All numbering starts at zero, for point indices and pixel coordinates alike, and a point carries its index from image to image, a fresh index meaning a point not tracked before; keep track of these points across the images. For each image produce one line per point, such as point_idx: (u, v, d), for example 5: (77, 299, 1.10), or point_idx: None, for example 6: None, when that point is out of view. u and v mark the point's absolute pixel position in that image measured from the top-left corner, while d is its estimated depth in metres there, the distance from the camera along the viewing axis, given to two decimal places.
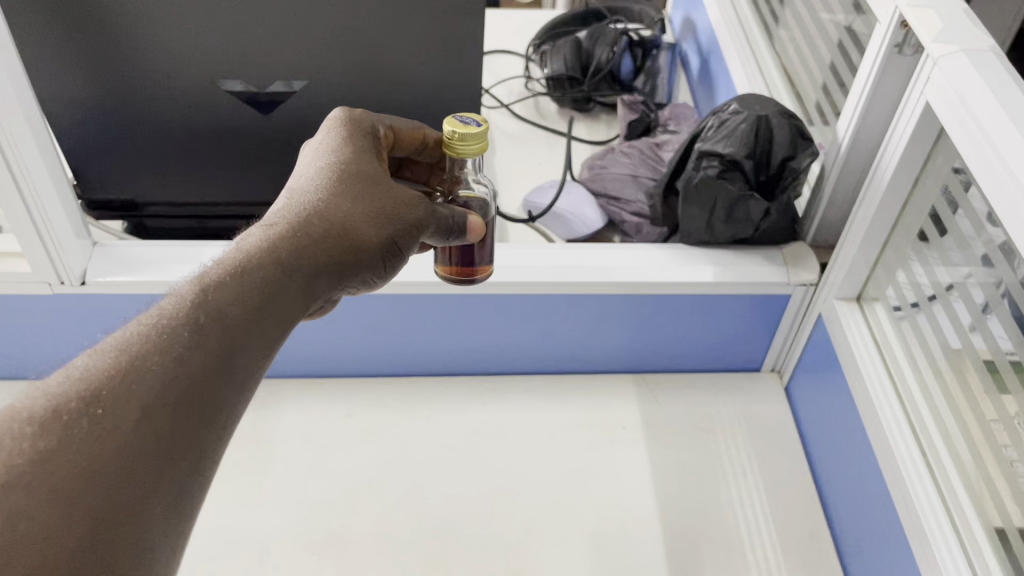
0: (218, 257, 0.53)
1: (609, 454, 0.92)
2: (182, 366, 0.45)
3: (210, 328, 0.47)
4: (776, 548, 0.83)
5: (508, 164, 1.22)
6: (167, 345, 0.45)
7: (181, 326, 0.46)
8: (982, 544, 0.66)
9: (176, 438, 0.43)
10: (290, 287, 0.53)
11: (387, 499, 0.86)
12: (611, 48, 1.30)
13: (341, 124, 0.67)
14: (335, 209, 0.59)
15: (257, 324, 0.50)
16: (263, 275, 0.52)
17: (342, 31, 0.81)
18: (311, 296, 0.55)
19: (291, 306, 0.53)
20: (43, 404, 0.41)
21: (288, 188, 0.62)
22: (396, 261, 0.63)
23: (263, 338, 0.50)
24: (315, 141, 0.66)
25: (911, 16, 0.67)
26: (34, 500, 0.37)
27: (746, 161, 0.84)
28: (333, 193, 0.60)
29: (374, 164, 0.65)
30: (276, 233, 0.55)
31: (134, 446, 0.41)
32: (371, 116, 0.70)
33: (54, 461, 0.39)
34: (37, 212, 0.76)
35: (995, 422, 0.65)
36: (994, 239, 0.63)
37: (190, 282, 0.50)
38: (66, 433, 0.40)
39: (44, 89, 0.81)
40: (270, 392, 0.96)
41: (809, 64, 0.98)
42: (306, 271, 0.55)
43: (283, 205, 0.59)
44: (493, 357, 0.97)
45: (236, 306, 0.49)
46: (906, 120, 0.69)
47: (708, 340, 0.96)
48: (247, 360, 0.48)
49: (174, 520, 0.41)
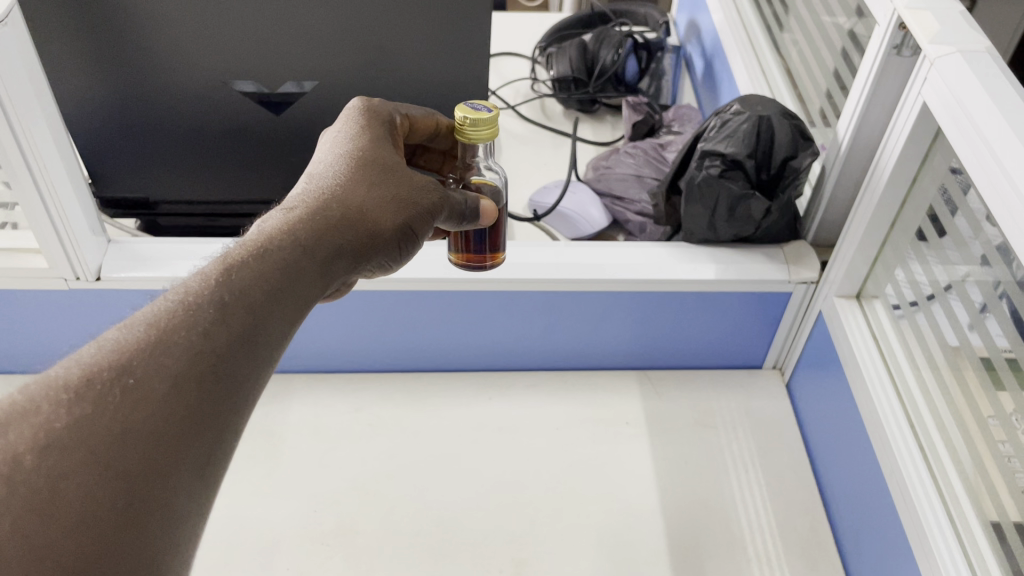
0: (241, 238, 0.55)
1: (612, 448, 0.93)
2: (207, 341, 0.46)
3: (233, 305, 0.49)
4: (776, 541, 0.85)
5: (514, 165, 1.24)
6: (193, 320, 0.47)
7: (206, 303, 0.48)
8: (979, 539, 0.67)
9: (203, 409, 0.44)
10: (310, 269, 0.55)
11: (394, 491, 0.88)
12: (616, 50, 1.32)
13: (358, 114, 0.69)
14: (352, 194, 0.61)
15: (278, 303, 0.51)
16: (283, 257, 0.53)
17: (352, 33, 0.83)
18: (329, 278, 0.57)
19: (310, 286, 0.54)
20: (76, 373, 0.43)
21: (308, 174, 0.63)
22: (413, 245, 0.65)
23: (284, 317, 0.51)
24: (333, 130, 0.68)
25: (909, 18, 0.68)
26: (70, 463, 0.39)
27: (748, 161, 0.85)
28: (350, 179, 0.62)
29: (390, 152, 0.66)
30: (296, 216, 0.57)
31: (163, 415, 0.43)
32: (388, 105, 0.72)
33: (88, 427, 0.41)
34: (55, 210, 0.78)
35: (991, 417, 0.66)
36: (990, 240, 0.64)
37: (214, 261, 0.52)
38: (99, 400, 0.42)
39: (62, 89, 0.83)
40: (279, 386, 0.98)
41: (811, 66, 1.00)
42: (324, 253, 0.56)
43: (302, 191, 0.61)
44: (499, 353, 0.99)
45: (258, 285, 0.51)
46: (904, 119, 0.71)
47: (711, 337, 0.97)
48: (269, 338, 0.50)
49: (198, 489, 0.43)
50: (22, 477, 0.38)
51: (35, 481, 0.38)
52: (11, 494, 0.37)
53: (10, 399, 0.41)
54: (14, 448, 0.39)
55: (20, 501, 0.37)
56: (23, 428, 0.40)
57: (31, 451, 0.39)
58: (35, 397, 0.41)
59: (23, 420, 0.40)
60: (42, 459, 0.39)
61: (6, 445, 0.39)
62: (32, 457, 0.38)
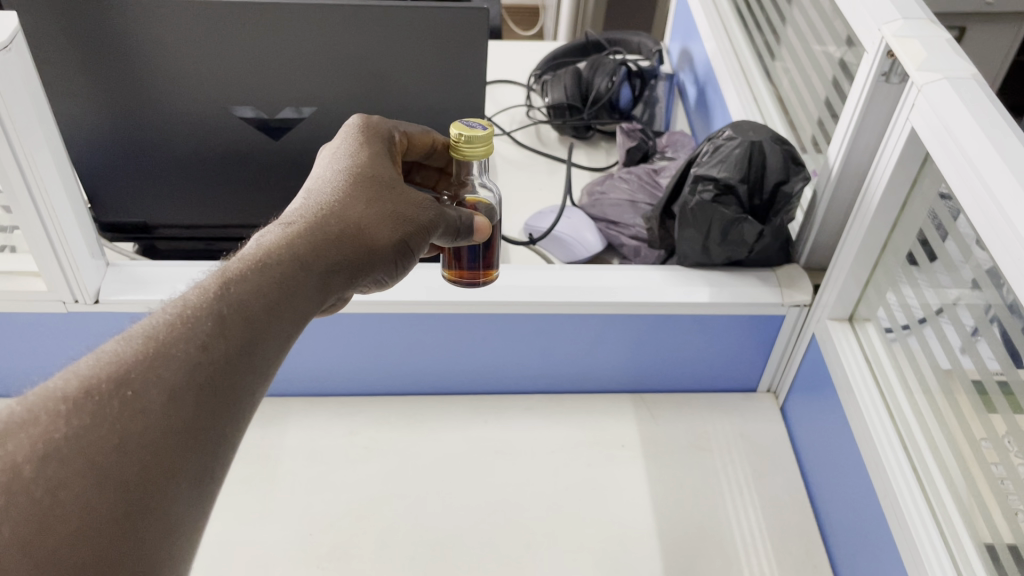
0: (240, 253, 0.56)
1: (609, 471, 0.93)
2: (206, 354, 0.47)
3: (230, 318, 0.49)
4: (771, 563, 0.85)
5: (510, 190, 1.25)
6: (191, 333, 0.47)
7: (205, 315, 0.49)
8: (974, 560, 0.67)
9: (200, 420, 0.45)
10: (308, 282, 0.56)
11: (389, 515, 0.88)
12: (611, 78, 1.33)
13: (359, 131, 0.70)
14: (350, 210, 0.62)
15: (274, 317, 0.52)
16: (282, 271, 0.54)
17: (349, 61, 0.84)
18: (327, 293, 0.58)
19: (308, 300, 0.55)
20: (75, 384, 0.43)
21: (306, 189, 0.64)
22: (409, 260, 0.66)
23: (279, 331, 0.52)
24: (331, 146, 0.69)
25: (895, 45, 0.70)
26: (69, 472, 0.39)
27: (740, 186, 0.86)
28: (348, 195, 0.63)
29: (389, 169, 0.68)
30: (295, 231, 0.58)
31: (162, 427, 0.43)
32: (387, 122, 0.73)
33: (87, 437, 0.41)
34: (56, 236, 0.78)
35: (984, 440, 0.66)
36: (981, 264, 0.64)
37: (213, 275, 0.52)
38: (98, 411, 0.42)
39: (63, 112, 0.84)
40: (275, 410, 0.98)
41: (801, 92, 1.01)
42: (323, 267, 0.57)
43: (301, 206, 0.62)
44: (495, 376, 1.00)
45: (256, 299, 0.51)
46: (893, 145, 0.72)
47: (706, 361, 0.98)
48: (266, 351, 0.50)
49: (197, 497, 0.44)
50: (22, 486, 0.38)
51: (35, 490, 0.38)
52: (10, 503, 0.37)
53: (9, 409, 0.41)
54: (14, 457, 0.39)
55: (20, 510, 0.38)
56: (23, 438, 0.40)
57: (30, 461, 0.39)
58: (35, 408, 0.41)
59: (22, 429, 0.40)
60: (41, 469, 0.39)
61: (5, 453, 0.39)
62: (33, 466, 0.39)
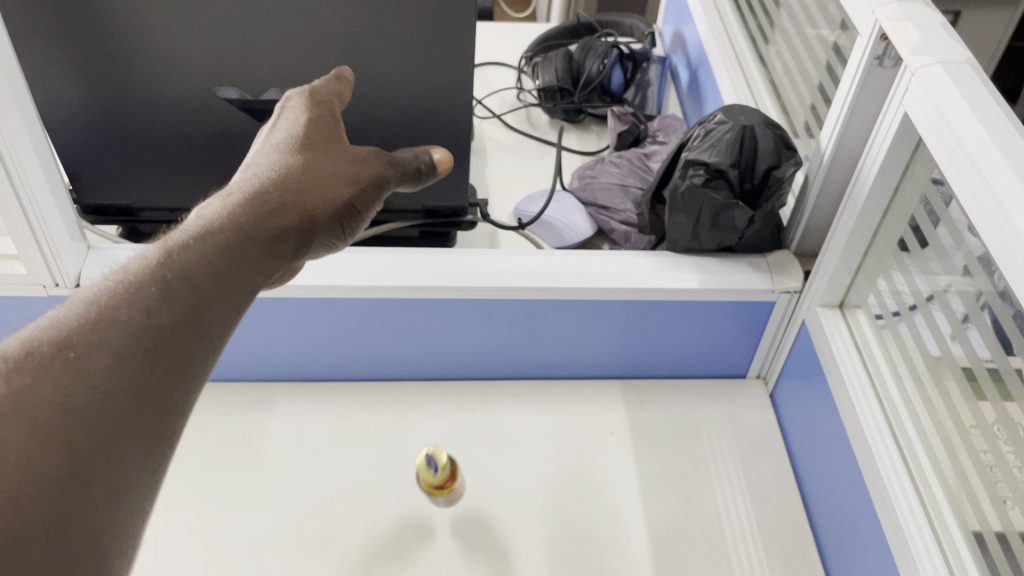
0: (181, 224, 0.53)
1: (596, 457, 0.93)
2: (151, 319, 0.45)
3: (173, 281, 0.47)
4: (759, 551, 0.85)
5: (499, 174, 1.24)
6: (135, 299, 0.45)
7: (148, 280, 0.46)
8: (962, 548, 0.67)
9: (149, 386, 0.43)
10: (255, 250, 0.53)
11: (376, 502, 0.87)
12: (602, 60, 1.31)
13: (303, 99, 0.68)
14: (295, 176, 0.60)
15: (221, 283, 0.49)
16: (227, 239, 0.52)
17: (334, 41, 0.82)
18: (277, 259, 0.56)
19: (256, 267, 0.53)
20: (15, 347, 0.41)
21: (247, 161, 0.63)
22: (357, 222, 0.66)
23: (228, 297, 0.49)
24: (273, 119, 0.67)
25: (890, 28, 0.69)
26: (13, 432, 0.37)
27: (731, 171, 0.85)
28: (295, 163, 0.61)
29: (336, 135, 0.66)
30: (238, 202, 0.56)
31: (106, 391, 0.41)
32: (329, 84, 0.70)
33: (31, 397, 0.39)
34: (35, 217, 0.77)
35: (972, 427, 0.66)
36: (972, 251, 0.64)
37: (154, 247, 0.50)
38: (39, 371, 0.40)
39: (41, 92, 0.82)
40: (261, 395, 0.97)
41: (795, 76, 1.00)
42: (270, 234, 0.55)
43: (245, 177, 0.60)
44: (483, 362, 0.99)
45: (201, 267, 0.49)
46: (886, 129, 0.71)
47: (695, 347, 0.97)
48: (216, 317, 0.48)
49: (146, 461, 0.41)
50: None
51: None
52: None
53: None
54: None
55: None
56: None
57: None
58: None
59: None
60: None
61: None
62: None
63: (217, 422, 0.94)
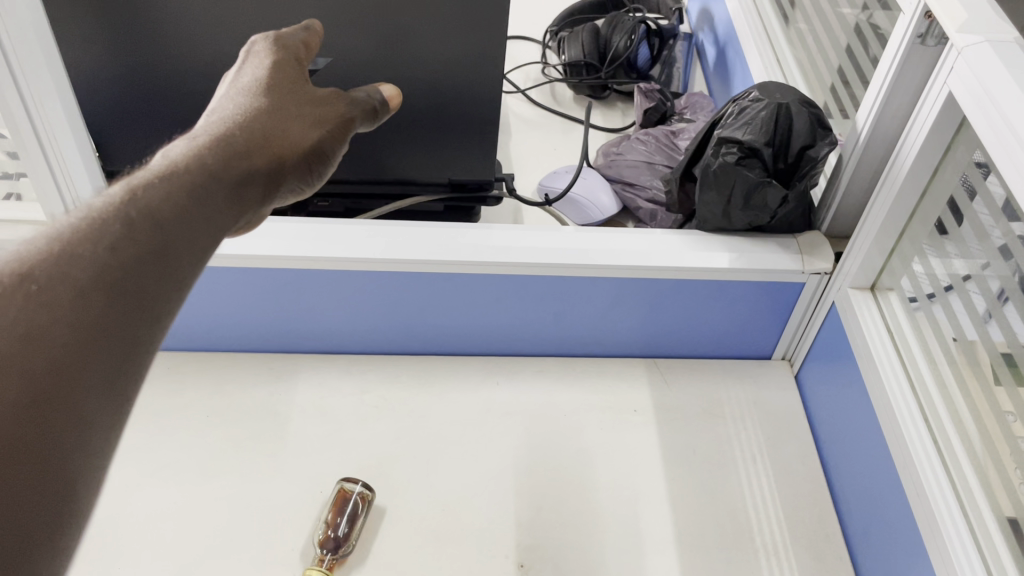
0: (145, 165, 0.50)
1: (619, 436, 0.92)
2: (117, 255, 0.41)
3: (140, 215, 0.43)
4: (783, 531, 0.85)
5: (524, 151, 1.23)
6: (100, 231, 0.41)
7: (113, 212, 0.43)
8: (994, 534, 0.66)
9: (116, 324, 0.39)
10: (221, 193, 0.50)
11: (400, 475, 0.87)
12: (629, 36, 1.29)
13: (269, 42, 0.64)
14: (260, 122, 0.57)
15: (190, 220, 0.46)
16: (194, 179, 0.49)
17: (363, 10, 0.81)
18: (242, 203, 0.53)
19: (222, 209, 0.50)
20: None
21: (211, 108, 0.59)
22: (324, 166, 0.63)
23: (198, 236, 0.46)
24: (236, 65, 0.63)
25: (936, 6, 0.67)
26: None
27: (765, 149, 0.84)
28: (262, 106, 0.59)
29: (302, 82, 0.63)
30: (204, 145, 0.52)
31: (70, 324, 0.37)
32: (296, 31, 0.67)
33: None
34: (64, 179, 0.78)
35: (1010, 413, 0.65)
36: (1015, 231, 0.63)
37: (118, 183, 0.46)
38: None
39: (68, 58, 0.82)
40: (286, 366, 0.97)
41: (828, 53, 0.98)
42: (234, 177, 0.52)
43: (208, 122, 0.56)
44: (508, 338, 0.98)
45: (169, 203, 0.45)
46: (928, 108, 0.69)
47: (721, 327, 0.97)
48: (185, 254, 0.45)
49: (111, 398, 0.38)
50: None
51: None
52: None
53: None
54: None
55: None
56: None
57: None
58: None
59: None
60: None
61: None
62: None
63: (242, 392, 0.94)
